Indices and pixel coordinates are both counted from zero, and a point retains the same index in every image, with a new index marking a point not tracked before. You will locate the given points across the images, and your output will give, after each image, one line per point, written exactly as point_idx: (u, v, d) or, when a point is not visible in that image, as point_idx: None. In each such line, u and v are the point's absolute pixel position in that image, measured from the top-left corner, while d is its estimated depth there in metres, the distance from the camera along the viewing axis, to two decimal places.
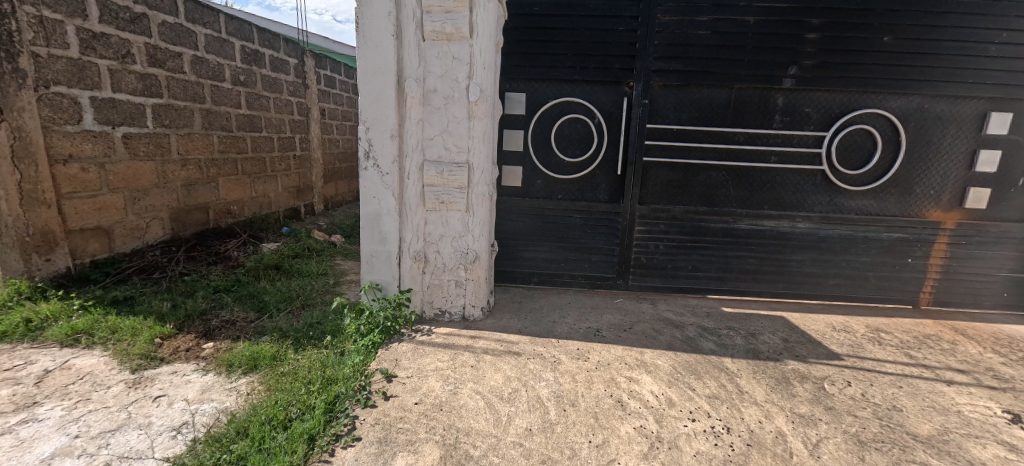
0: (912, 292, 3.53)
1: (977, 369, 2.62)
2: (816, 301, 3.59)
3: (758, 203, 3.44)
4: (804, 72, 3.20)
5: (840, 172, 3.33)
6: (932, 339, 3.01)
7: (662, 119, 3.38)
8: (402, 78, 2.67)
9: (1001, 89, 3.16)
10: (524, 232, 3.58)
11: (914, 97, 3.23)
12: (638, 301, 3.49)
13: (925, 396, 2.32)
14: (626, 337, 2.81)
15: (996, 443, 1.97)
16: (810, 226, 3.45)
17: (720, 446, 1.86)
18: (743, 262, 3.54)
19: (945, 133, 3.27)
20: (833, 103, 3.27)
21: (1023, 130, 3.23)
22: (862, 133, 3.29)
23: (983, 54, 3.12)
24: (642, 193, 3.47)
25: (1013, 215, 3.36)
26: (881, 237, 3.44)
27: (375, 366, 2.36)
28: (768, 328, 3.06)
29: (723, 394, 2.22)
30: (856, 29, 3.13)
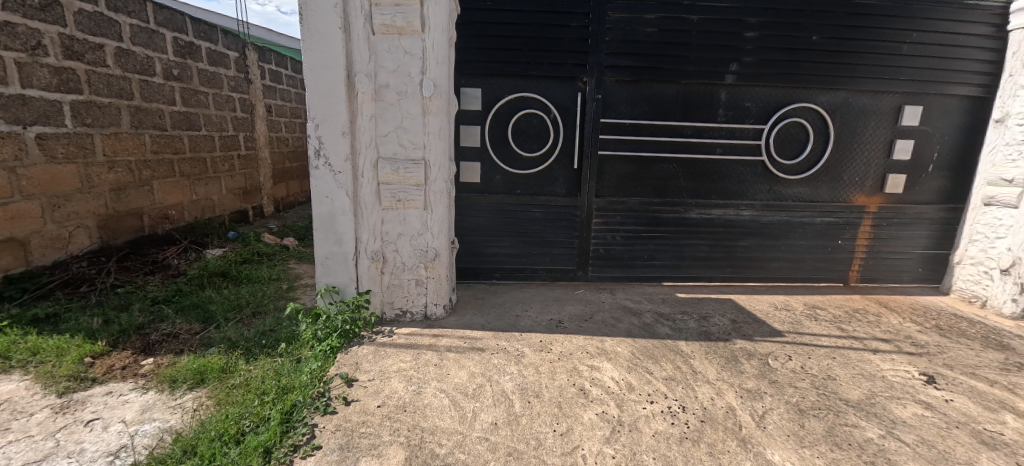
0: (843, 271, 3.85)
1: (898, 337, 2.90)
2: (761, 283, 3.84)
3: (707, 193, 3.62)
4: (744, 68, 3.39)
5: (778, 162, 3.56)
6: (860, 313, 3.30)
7: (615, 114, 3.47)
8: (352, 73, 2.58)
9: (913, 84, 3.49)
10: (485, 228, 3.58)
11: (840, 92, 3.51)
12: (598, 291, 3.59)
13: (856, 365, 2.54)
14: (587, 326, 2.88)
15: (915, 403, 2.19)
16: (754, 214, 3.67)
17: (677, 424, 1.95)
18: (695, 249, 3.72)
19: (867, 125, 3.57)
20: (770, 98, 3.49)
21: (931, 121, 3.59)
22: (797, 125, 3.53)
23: (897, 53, 3.42)
24: (599, 186, 3.55)
25: (925, 198, 3.73)
26: (816, 221, 3.72)
27: (334, 372, 2.28)
28: (718, 310, 3.24)
29: (679, 376, 2.33)
30: (789, 28, 3.35)
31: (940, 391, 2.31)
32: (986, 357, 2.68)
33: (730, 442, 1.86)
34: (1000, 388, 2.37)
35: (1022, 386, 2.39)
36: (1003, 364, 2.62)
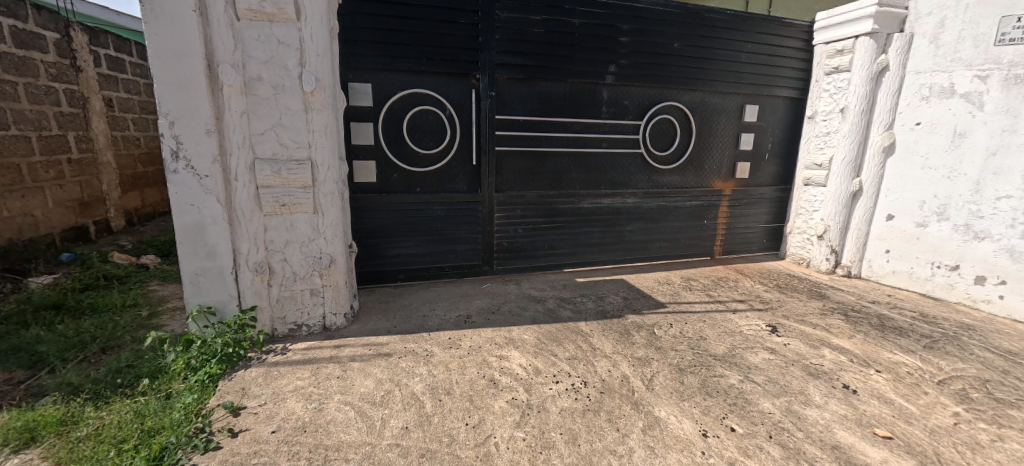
0: (710, 246, 4.46)
1: (751, 298, 3.46)
2: (646, 262, 4.28)
3: (597, 184, 3.90)
4: (621, 70, 3.72)
5: (653, 154, 3.99)
6: (723, 280, 3.87)
7: (510, 111, 3.56)
8: (213, 63, 2.28)
9: (752, 87, 4.15)
10: (385, 230, 3.43)
11: (698, 92, 4.03)
12: (504, 284, 3.68)
13: (721, 324, 2.97)
14: (495, 318, 2.94)
15: (764, 350, 2.64)
16: (637, 201, 4.06)
17: (580, 399, 2.10)
18: (589, 236, 4.00)
19: (720, 120, 4.16)
20: (644, 96, 3.87)
21: (766, 117, 4.31)
22: (666, 121, 3.98)
23: (739, 60, 4.04)
24: (499, 181, 3.63)
25: (765, 181, 4.48)
26: (686, 205, 4.24)
27: (215, 402, 2.01)
28: (612, 290, 3.53)
29: (581, 354, 2.50)
30: (655, 34, 3.75)
31: (781, 337, 2.81)
32: (811, 306, 3.34)
33: (625, 407, 2.05)
34: (820, 329, 2.97)
35: (834, 325, 3.02)
36: (822, 310, 3.29)
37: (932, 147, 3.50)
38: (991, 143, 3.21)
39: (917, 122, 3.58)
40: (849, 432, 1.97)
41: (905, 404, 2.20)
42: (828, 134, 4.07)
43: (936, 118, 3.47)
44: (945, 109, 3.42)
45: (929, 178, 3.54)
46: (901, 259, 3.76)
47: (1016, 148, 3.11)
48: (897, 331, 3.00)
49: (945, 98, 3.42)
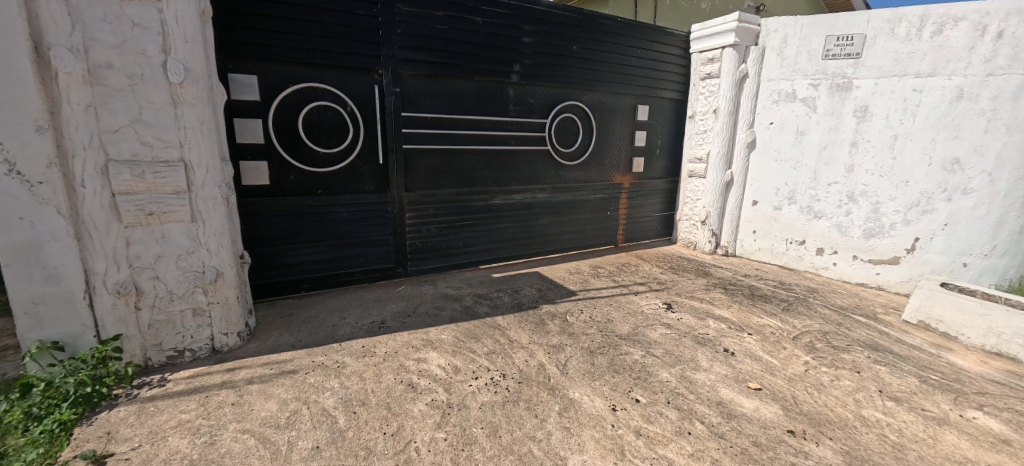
0: (613, 235, 4.80)
1: (650, 280, 3.81)
2: (557, 253, 4.47)
3: (507, 180, 3.97)
4: (525, 69, 3.83)
5: (559, 150, 4.17)
6: (626, 266, 4.20)
7: (416, 108, 3.46)
8: (42, 46, 1.88)
9: (642, 89, 4.54)
10: (283, 237, 3.14)
11: (597, 92, 4.30)
12: (419, 285, 3.59)
13: (625, 306, 3.22)
14: (411, 321, 2.85)
15: (663, 326, 2.93)
16: (546, 195, 4.22)
17: (500, 391, 2.13)
18: (503, 232, 4.07)
19: (617, 119, 4.49)
20: (548, 95, 4.03)
21: (655, 116, 4.75)
22: (569, 119, 4.18)
23: (630, 63, 4.39)
24: (408, 180, 3.51)
25: (657, 174, 4.94)
26: (591, 197, 4.51)
27: (71, 454, 1.68)
28: (526, 283, 3.63)
29: (499, 348, 2.53)
30: (555, 37, 3.92)
31: (674, 313, 3.14)
32: (698, 283, 3.77)
33: (543, 394, 2.13)
34: (705, 303, 3.37)
35: (716, 298, 3.45)
36: (707, 286, 3.73)
37: (782, 143, 4.15)
38: (823, 139, 3.94)
39: (770, 122, 4.21)
40: (730, 389, 2.27)
41: (771, 360, 2.60)
42: (704, 132, 4.61)
43: (784, 119, 4.12)
44: (789, 111, 4.08)
45: (781, 169, 4.20)
46: (764, 238, 4.43)
47: (840, 143, 3.86)
48: (764, 298, 3.52)
49: (790, 102, 4.08)
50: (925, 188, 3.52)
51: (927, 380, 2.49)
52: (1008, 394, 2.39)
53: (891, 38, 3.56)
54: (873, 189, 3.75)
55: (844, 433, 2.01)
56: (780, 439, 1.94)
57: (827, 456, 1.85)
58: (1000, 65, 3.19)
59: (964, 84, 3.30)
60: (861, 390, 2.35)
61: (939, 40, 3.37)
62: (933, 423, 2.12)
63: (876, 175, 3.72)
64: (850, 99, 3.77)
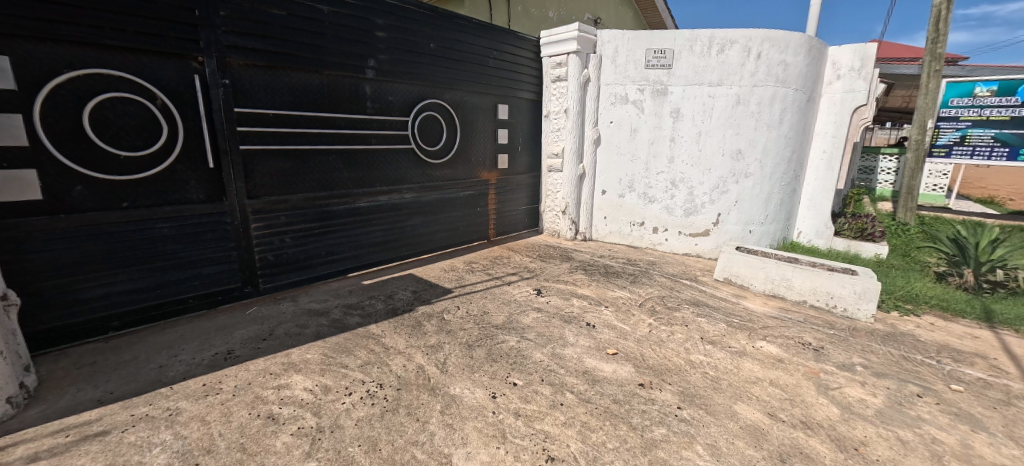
0: (485, 230, 4.92)
1: (521, 270, 4.02)
2: (430, 253, 4.41)
3: (371, 181, 3.76)
4: (380, 65, 3.65)
5: (424, 148, 4.10)
6: (498, 259, 4.35)
7: (253, 103, 3.03)
8: None
9: (500, 88, 4.72)
10: (74, 265, 2.47)
11: (457, 91, 4.33)
12: (274, 304, 3.18)
13: (500, 297, 3.34)
14: (267, 346, 2.51)
15: (534, 311, 3.12)
16: (414, 195, 4.11)
17: (377, 403, 2.02)
18: (370, 236, 3.84)
19: (479, 117, 4.59)
20: (408, 93, 3.92)
21: (515, 115, 4.98)
22: (431, 117, 4.13)
23: (487, 63, 4.52)
24: (250, 186, 3.07)
25: (521, 170, 5.20)
26: (460, 195, 4.54)
27: None
28: (400, 286, 3.50)
29: (374, 358, 2.39)
30: (412, 34, 3.82)
31: (544, 297, 3.38)
32: (563, 268, 4.11)
33: (423, 396, 2.09)
34: (570, 284, 3.70)
35: (578, 279, 3.82)
36: (570, 269, 4.09)
37: (621, 140, 4.76)
38: (651, 136, 4.62)
39: (610, 121, 4.78)
40: (593, 358, 2.54)
41: (624, 327, 2.98)
42: (558, 130, 4.99)
43: (620, 118, 4.72)
44: (624, 111, 4.69)
45: (622, 162, 4.81)
46: (613, 222, 5.03)
47: (663, 139, 4.59)
48: (616, 275, 4.00)
49: (623, 104, 4.69)
50: (721, 174, 4.48)
51: (732, 324, 3.14)
52: (781, 326, 3.17)
53: (691, 54, 4.37)
54: (688, 176, 4.57)
55: (679, 378, 2.42)
56: (634, 393, 2.25)
57: (669, 399, 2.22)
58: (759, 79, 4.26)
59: (739, 92, 4.30)
60: (689, 341, 2.86)
61: (722, 57, 4.28)
62: (737, 356, 2.71)
63: (690, 164, 4.54)
64: (667, 102, 4.50)
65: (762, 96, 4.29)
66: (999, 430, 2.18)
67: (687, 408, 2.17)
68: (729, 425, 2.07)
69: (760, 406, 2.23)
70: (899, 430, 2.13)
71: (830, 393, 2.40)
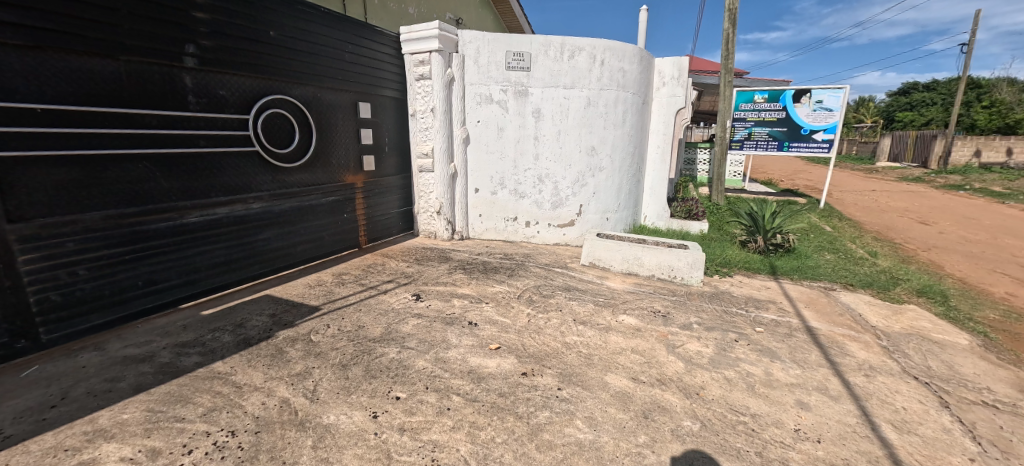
0: (354, 238, 4.55)
1: (397, 276, 3.83)
2: (290, 269, 3.91)
3: (203, 192, 3.16)
4: (204, 52, 3.06)
5: (272, 151, 3.60)
6: (372, 267, 4.07)
7: (6, 95, 2.28)
8: None
9: (359, 85, 4.38)
10: None
11: (308, 86, 3.89)
12: (69, 356, 2.46)
13: (375, 308, 3.12)
14: (59, 414, 1.92)
15: (415, 317, 2.99)
16: (263, 205, 3.58)
17: (229, 454, 1.70)
18: (208, 256, 3.24)
19: (336, 116, 4.21)
20: (245, 87, 3.38)
21: (378, 114, 4.69)
22: (279, 115, 3.65)
23: (341, 58, 4.14)
24: (13, 206, 2.32)
25: (390, 171, 4.93)
26: (321, 202, 4.11)
27: None
28: (253, 312, 3.03)
29: (222, 401, 2.02)
30: (245, 18, 3.28)
31: (424, 302, 3.27)
32: (441, 269, 4.03)
33: (289, 433, 1.83)
34: (449, 285, 3.65)
35: (457, 279, 3.79)
36: (449, 270, 4.03)
37: (489, 139, 4.85)
38: (516, 135, 4.82)
39: (477, 120, 4.82)
40: (476, 356, 2.54)
41: (504, 320, 3.05)
42: (426, 129, 4.82)
43: (487, 117, 4.80)
44: (490, 111, 4.79)
45: (491, 160, 4.91)
46: (488, 219, 5.11)
47: (528, 137, 4.82)
48: (494, 270, 4.08)
49: (488, 104, 4.78)
50: (580, 169, 4.94)
51: (598, 303, 3.46)
52: (637, 299, 3.60)
53: (546, 58, 4.67)
54: (553, 172, 4.91)
55: (557, 361, 2.57)
56: (518, 383, 2.31)
57: (549, 383, 2.34)
58: (604, 84, 4.80)
59: (589, 95, 4.77)
60: (564, 324, 3.06)
61: (573, 62, 4.69)
62: (604, 332, 2.99)
63: (553, 161, 4.88)
64: (528, 103, 4.74)
65: (608, 98, 4.85)
66: (788, 357, 2.82)
67: (566, 387, 2.32)
68: (602, 395, 2.27)
69: (625, 373, 2.50)
70: (726, 371, 2.60)
71: (677, 351, 2.80)
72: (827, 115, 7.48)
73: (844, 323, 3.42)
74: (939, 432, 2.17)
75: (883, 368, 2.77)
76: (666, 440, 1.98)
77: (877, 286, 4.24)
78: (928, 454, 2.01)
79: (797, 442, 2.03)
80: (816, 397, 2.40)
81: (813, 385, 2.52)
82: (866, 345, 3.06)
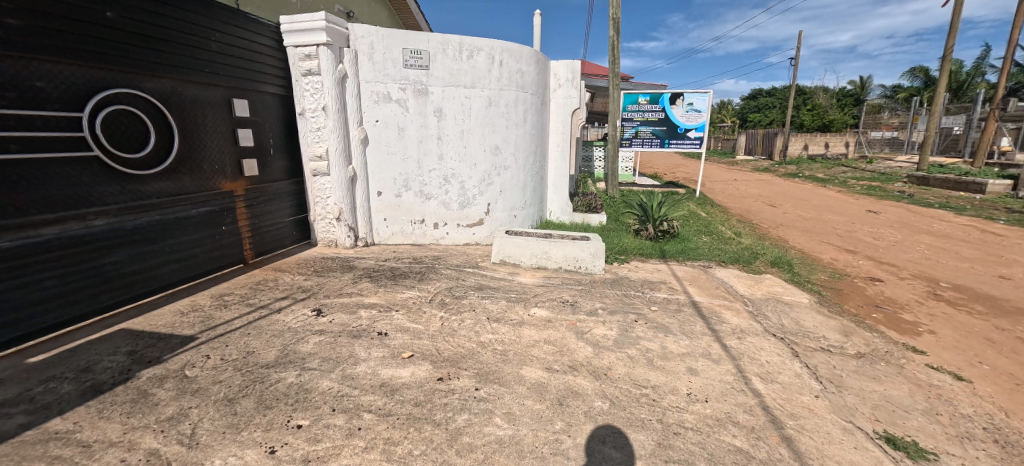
0: (238, 254, 4.03)
1: (293, 291, 3.48)
2: (155, 295, 3.33)
3: (20, 209, 2.54)
4: (9, 34, 2.45)
5: (120, 156, 3.02)
6: (261, 284, 3.64)
7: None
8: None
9: (232, 80, 3.87)
10: None
11: (165, 80, 3.34)
12: None
13: (268, 329, 2.80)
14: None
15: (315, 335, 2.75)
16: (111, 222, 2.99)
17: None
18: (34, 289, 2.61)
19: (205, 115, 3.67)
20: (76, 78, 2.79)
21: (258, 113, 4.19)
22: (127, 113, 3.07)
23: (207, 48, 3.62)
24: None
25: (277, 176, 4.44)
26: (191, 214, 3.56)
27: None
28: (105, 351, 2.51)
29: None
30: None
31: (326, 316, 3.02)
32: (344, 279, 3.76)
33: None
34: (354, 296, 3.42)
35: (362, 288, 3.57)
36: (353, 279, 3.77)
37: (389, 139, 4.62)
38: (418, 134, 4.67)
39: (376, 119, 4.57)
40: (388, 367, 2.42)
41: (416, 326, 2.95)
42: (318, 129, 4.45)
43: (385, 117, 4.57)
44: (389, 110, 4.57)
45: (393, 161, 4.70)
46: (394, 223, 4.89)
47: (430, 137, 4.71)
48: (403, 276, 3.92)
49: (386, 102, 4.55)
50: (486, 168, 4.97)
51: (510, 299, 3.52)
52: (546, 291, 3.73)
53: (444, 56, 4.60)
54: (458, 171, 4.87)
55: (473, 361, 2.55)
56: (434, 389, 2.24)
57: (466, 384, 2.31)
58: (504, 84, 4.89)
59: (490, 95, 4.82)
60: (478, 323, 3.05)
61: (472, 62, 4.68)
62: (517, 326, 3.04)
63: (458, 161, 4.84)
64: (429, 102, 4.63)
65: (508, 99, 4.94)
66: (678, 330, 3.14)
67: (483, 386, 2.31)
68: (519, 389, 2.30)
69: (540, 364, 2.57)
70: (628, 350, 2.81)
71: (585, 336, 2.96)
72: (697, 116, 8.46)
73: (720, 295, 3.92)
74: (794, 378, 2.59)
75: (751, 330, 3.23)
76: (580, 422, 2.07)
77: (742, 261, 4.94)
78: (788, 397, 2.39)
79: (689, 405, 2.27)
80: (703, 363, 2.70)
81: (700, 352, 2.84)
82: (737, 312, 3.54)
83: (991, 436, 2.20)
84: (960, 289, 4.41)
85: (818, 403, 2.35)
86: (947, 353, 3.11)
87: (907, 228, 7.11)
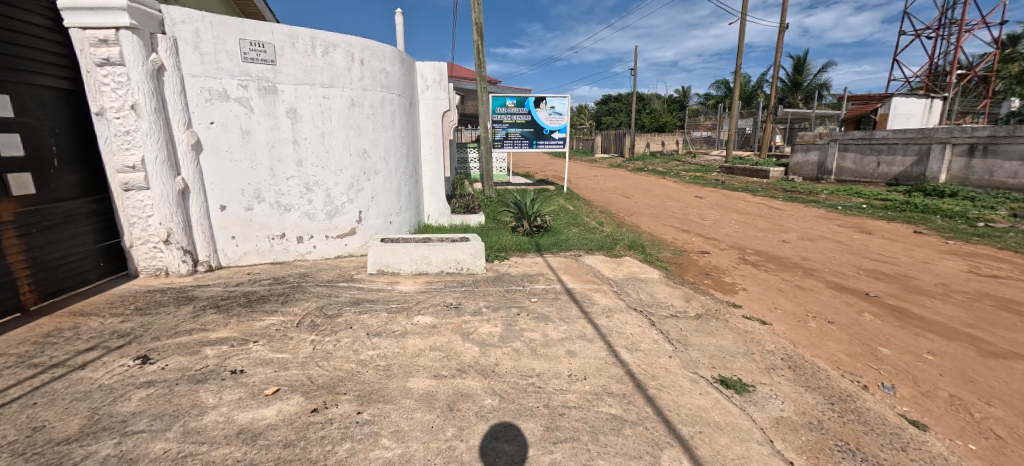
0: (10, 299, 3.06)
1: (104, 338, 2.76)
2: None
3: None
4: None
5: None
6: (54, 335, 2.82)
7: None
8: None
9: None
10: None
11: None
12: None
13: (68, 393, 2.18)
14: None
15: (141, 389, 2.22)
16: None
17: None
18: None
19: None
20: None
21: (29, 112, 3.22)
22: None
23: None
24: None
25: (68, 193, 3.48)
26: None
27: None
28: None
29: None
30: None
31: (158, 364, 2.47)
32: (181, 314, 3.12)
33: None
34: (197, 332, 2.86)
35: (208, 322, 3.01)
36: (194, 313, 3.16)
37: (231, 143, 3.99)
38: (269, 138, 4.13)
39: (210, 121, 3.90)
40: (248, 410, 2.08)
41: (282, 356, 2.60)
42: (127, 133, 3.60)
43: (224, 118, 3.93)
44: (227, 110, 3.94)
45: (239, 169, 4.07)
46: (246, 241, 4.25)
47: (284, 141, 4.21)
48: (261, 300, 3.43)
49: (224, 101, 3.91)
50: (354, 173, 4.64)
51: (391, 311, 3.33)
52: (428, 297, 3.63)
53: (295, 51, 4.14)
54: (321, 178, 4.44)
55: (352, 383, 2.35)
56: (308, 423, 2.00)
57: (346, 410, 2.11)
58: (367, 84, 4.62)
59: (352, 95, 4.51)
60: (357, 341, 2.82)
61: (328, 59, 4.32)
62: (400, 338, 2.90)
63: (320, 166, 4.41)
64: (279, 101, 4.13)
65: (372, 99, 4.69)
66: (557, 317, 3.34)
67: (365, 408, 2.14)
68: (405, 403, 2.19)
69: (427, 373, 2.48)
70: (513, 343, 2.89)
71: (471, 337, 2.95)
72: (558, 118, 9.16)
73: (590, 279, 4.29)
74: (652, 344, 2.96)
75: (617, 308, 3.60)
76: (472, 424, 2.05)
77: (605, 247, 5.49)
78: (649, 361, 2.72)
79: (570, 385, 2.43)
80: (580, 344, 2.92)
81: (577, 335, 3.05)
82: (605, 293, 3.92)
83: (787, 364, 2.82)
84: (760, 253, 5.57)
85: (671, 362, 2.72)
86: (756, 304, 3.89)
87: (722, 208, 8.73)
